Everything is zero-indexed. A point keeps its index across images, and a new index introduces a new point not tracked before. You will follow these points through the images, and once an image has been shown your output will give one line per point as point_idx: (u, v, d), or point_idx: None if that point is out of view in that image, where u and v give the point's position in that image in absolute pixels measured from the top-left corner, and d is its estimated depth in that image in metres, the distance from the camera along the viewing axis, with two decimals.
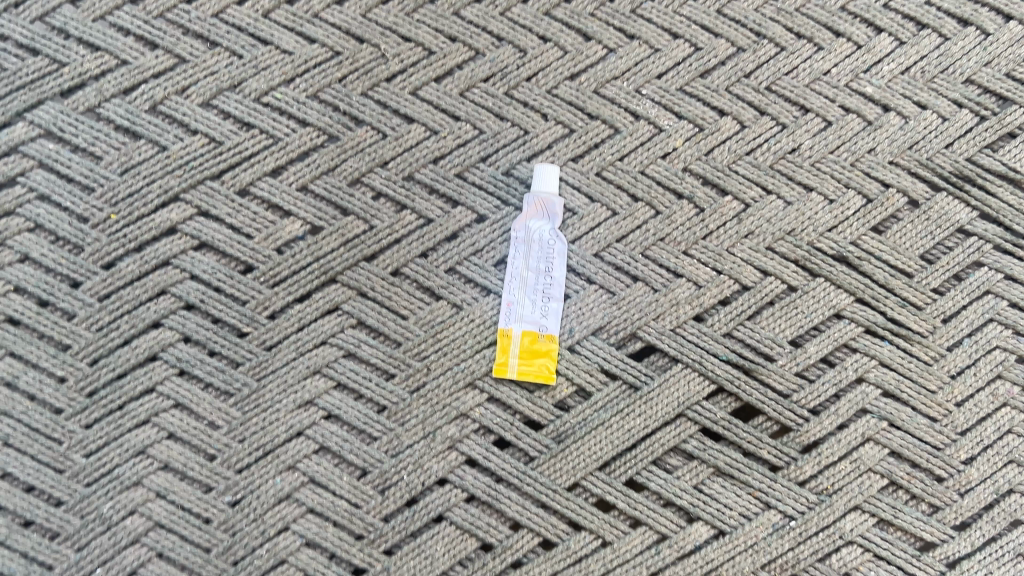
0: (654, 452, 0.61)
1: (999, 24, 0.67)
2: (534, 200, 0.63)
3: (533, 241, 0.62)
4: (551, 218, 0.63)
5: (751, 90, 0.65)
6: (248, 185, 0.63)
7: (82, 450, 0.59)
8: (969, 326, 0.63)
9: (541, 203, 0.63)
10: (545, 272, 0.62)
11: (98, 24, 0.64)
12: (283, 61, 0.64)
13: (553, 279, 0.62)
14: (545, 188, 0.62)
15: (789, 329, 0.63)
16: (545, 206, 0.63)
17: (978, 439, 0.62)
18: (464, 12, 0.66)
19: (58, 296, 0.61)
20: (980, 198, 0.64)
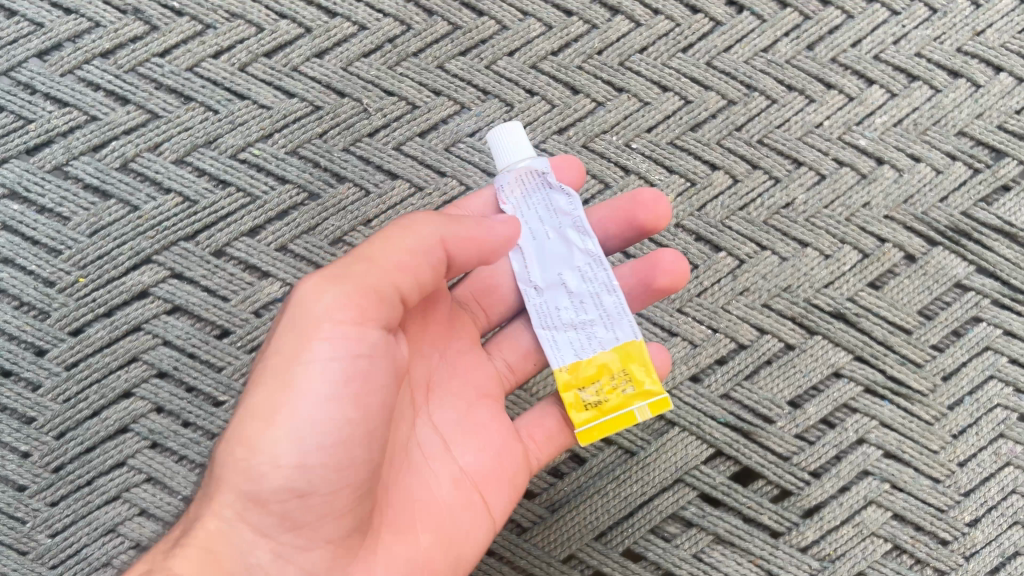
0: (651, 520, 0.59)
1: (989, 75, 0.66)
2: (505, 174, 0.55)
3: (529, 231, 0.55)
4: (556, 188, 0.55)
5: (743, 143, 0.64)
6: (224, 246, 0.60)
7: (47, 529, 0.56)
8: (969, 383, 0.62)
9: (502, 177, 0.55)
10: (579, 262, 0.55)
11: (67, 79, 0.61)
12: (261, 116, 0.62)
13: (607, 274, 0.54)
14: (515, 150, 0.54)
15: (788, 389, 0.61)
16: (523, 169, 0.55)
17: (983, 500, 0.61)
18: (449, 65, 0.64)
19: (23, 364, 0.58)
20: (977, 252, 0.63)
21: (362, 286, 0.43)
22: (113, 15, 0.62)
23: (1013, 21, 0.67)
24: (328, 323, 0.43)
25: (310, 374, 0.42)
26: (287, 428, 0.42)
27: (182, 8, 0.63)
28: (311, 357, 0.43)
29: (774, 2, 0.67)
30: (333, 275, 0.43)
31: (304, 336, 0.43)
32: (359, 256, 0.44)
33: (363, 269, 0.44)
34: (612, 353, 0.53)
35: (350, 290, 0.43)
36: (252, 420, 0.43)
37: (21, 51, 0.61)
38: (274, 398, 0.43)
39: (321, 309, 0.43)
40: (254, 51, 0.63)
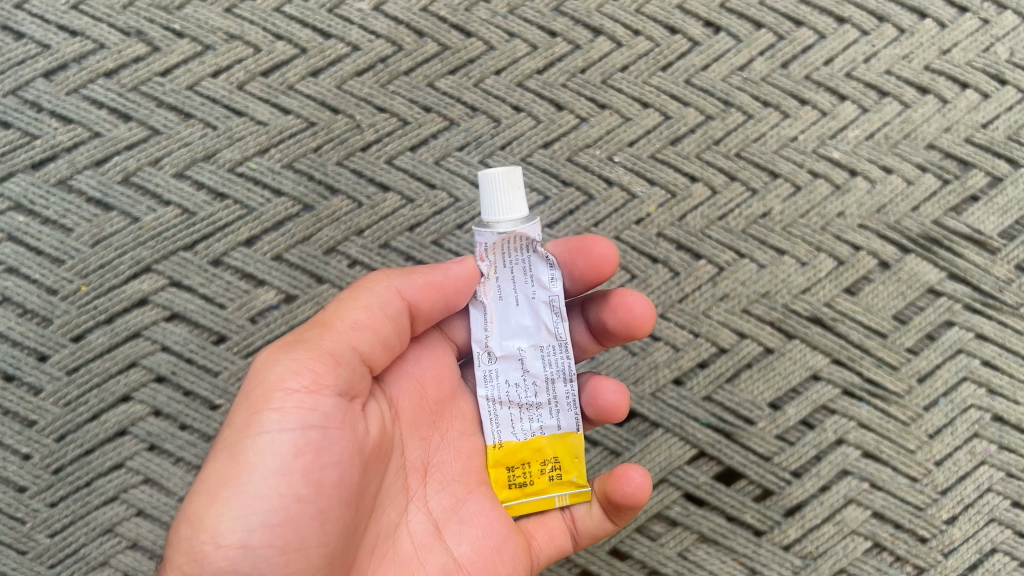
0: (636, 519, 0.61)
1: (956, 91, 0.69)
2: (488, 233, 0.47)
3: (501, 297, 0.50)
4: (542, 257, 0.49)
5: (721, 156, 0.67)
6: (222, 255, 0.62)
7: (46, 529, 0.58)
8: (944, 385, 0.64)
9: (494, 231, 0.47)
10: (547, 343, 0.51)
11: (72, 97, 0.64)
12: (258, 132, 0.64)
13: (567, 362, 0.51)
14: (509, 199, 0.46)
15: (768, 391, 0.63)
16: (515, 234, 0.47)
17: (960, 498, 0.62)
18: (439, 83, 0.66)
19: (25, 369, 0.60)
20: (948, 259, 0.66)
21: (316, 352, 0.44)
22: (116, 37, 0.65)
23: (978, 39, 0.70)
24: (281, 393, 0.43)
25: (261, 448, 0.42)
26: (232, 502, 0.41)
27: (183, 29, 0.65)
28: (261, 430, 0.42)
29: (750, 23, 0.69)
30: (293, 346, 0.45)
31: (257, 407, 0.43)
32: (317, 326, 0.46)
33: (315, 334, 0.45)
34: (548, 438, 0.51)
35: (304, 359, 0.44)
36: (204, 500, 0.42)
37: (28, 71, 0.64)
38: (224, 472, 0.42)
39: (278, 379, 0.43)
40: (252, 70, 0.65)
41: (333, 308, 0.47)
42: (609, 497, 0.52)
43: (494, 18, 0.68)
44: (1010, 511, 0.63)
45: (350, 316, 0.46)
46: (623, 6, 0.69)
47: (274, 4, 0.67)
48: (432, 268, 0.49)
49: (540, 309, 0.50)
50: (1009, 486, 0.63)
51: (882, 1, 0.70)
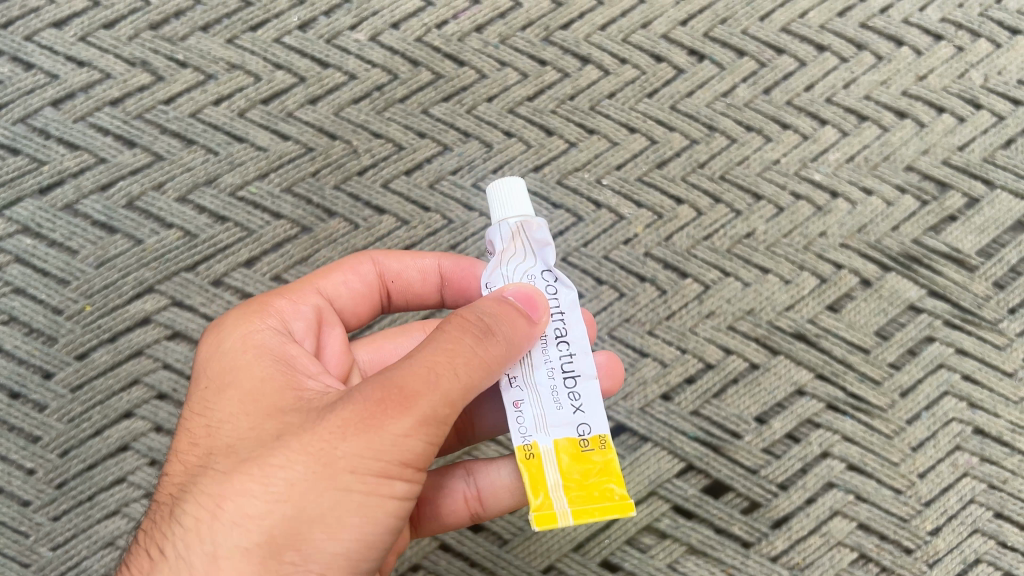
0: (627, 531, 0.62)
1: (933, 115, 0.71)
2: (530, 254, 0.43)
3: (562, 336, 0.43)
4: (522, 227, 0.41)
5: (706, 179, 0.69)
6: (221, 276, 0.64)
7: (49, 543, 0.59)
8: (926, 399, 0.65)
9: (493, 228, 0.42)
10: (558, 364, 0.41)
11: (79, 125, 0.66)
12: (258, 157, 0.67)
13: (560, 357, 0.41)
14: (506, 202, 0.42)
15: (754, 406, 0.65)
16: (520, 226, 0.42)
17: (943, 510, 0.63)
18: (433, 110, 0.69)
19: (31, 387, 0.62)
20: (927, 277, 0.68)
21: (442, 424, 0.39)
22: (122, 67, 0.68)
23: (953, 66, 0.72)
24: (410, 464, 0.39)
25: (381, 506, 0.39)
26: (345, 546, 0.38)
27: (186, 60, 0.68)
28: (388, 492, 0.39)
29: (732, 52, 0.72)
30: (415, 407, 0.38)
31: (386, 468, 0.38)
32: (442, 391, 0.38)
33: (449, 412, 0.39)
34: (571, 441, 0.40)
35: (433, 427, 0.39)
36: (294, 538, 0.38)
37: (37, 100, 0.67)
38: (337, 515, 0.38)
39: (410, 449, 0.38)
40: (252, 98, 0.68)
41: (440, 363, 0.39)
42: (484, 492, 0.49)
43: (486, 49, 0.71)
44: (994, 522, 0.64)
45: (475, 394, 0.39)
46: (611, 36, 0.72)
47: (275, 35, 0.70)
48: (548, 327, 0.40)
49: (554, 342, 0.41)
50: (992, 497, 0.64)
51: (859, 30, 0.73)
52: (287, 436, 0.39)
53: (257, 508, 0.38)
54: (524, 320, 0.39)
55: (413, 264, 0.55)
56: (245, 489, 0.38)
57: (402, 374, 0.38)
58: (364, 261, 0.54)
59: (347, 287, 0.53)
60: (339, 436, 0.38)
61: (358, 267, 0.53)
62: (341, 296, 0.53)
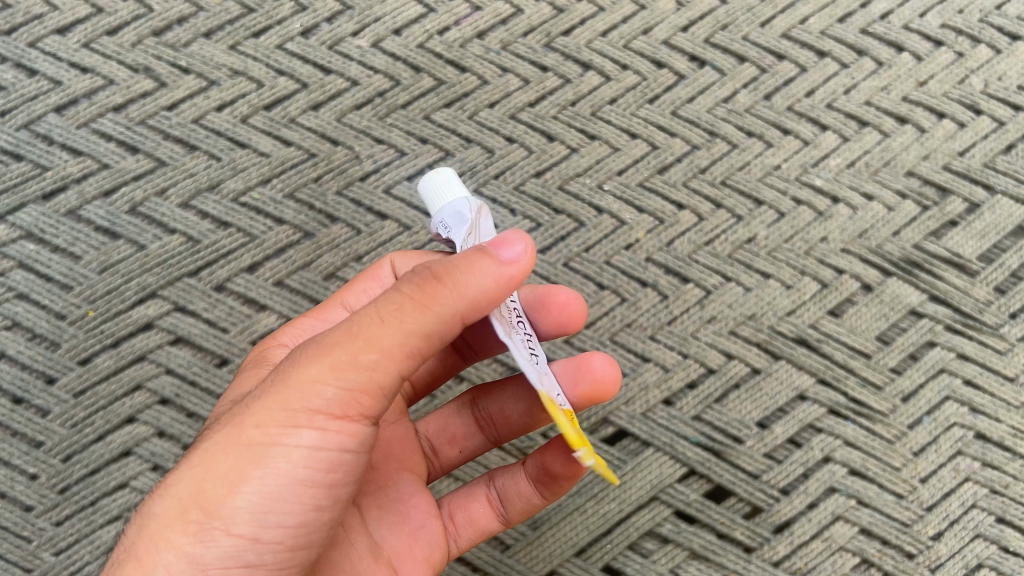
0: (629, 536, 0.62)
1: (933, 121, 0.71)
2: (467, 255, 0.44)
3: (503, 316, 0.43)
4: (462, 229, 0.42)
5: (707, 184, 0.69)
6: (224, 281, 0.64)
7: (51, 548, 0.59)
8: (927, 404, 0.65)
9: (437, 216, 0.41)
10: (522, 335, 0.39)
11: (82, 131, 0.66)
12: (260, 163, 0.67)
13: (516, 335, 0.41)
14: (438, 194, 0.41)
15: (755, 411, 0.65)
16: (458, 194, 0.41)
17: (945, 514, 0.63)
18: (435, 116, 0.69)
19: (34, 392, 0.62)
20: (928, 282, 0.68)
21: (356, 376, 0.36)
22: (125, 73, 0.68)
23: (953, 71, 0.72)
24: (323, 412, 0.37)
25: (292, 457, 0.37)
26: (249, 500, 0.37)
27: (189, 66, 0.68)
28: (296, 441, 0.37)
29: (733, 58, 0.72)
30: (330, 353, 0.37)
31: (291, 417, 0.37)
32: (360, 336, 0.36)
33: (369, 357, 0.36)
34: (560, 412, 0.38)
35: (347, 372, 0.36)
36: (201, 496, 0.38)
37: (40, 106, 0.67)
38: (240, 469, 0.37)
39: (319, 396, 0.36)
40: (254, 104, 0.68)
41: (362, 318, 0.37)
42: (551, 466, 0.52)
43: (487, 55, 0.71)
44: (995, 527, 0.64)
45: (407, 344, 0.36)
46: (612, 42, 0.72)
47: (277, 41, 0.70)
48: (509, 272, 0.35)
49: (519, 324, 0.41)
50: (993, 502, 0.64)
51: (859, 36, 0.73)
52: (234, 405, 0.40)
53: (183, 468, 0.39)
54: (488, 262, 0.35)
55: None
56: (187, 456, 0.40)
57: (326, 335, 0.38)
58: (384, 270, 0.55)
59: (370, 294, 0.54)
60: (260, 394, 0.38)
61: (378, 273, 0.54)
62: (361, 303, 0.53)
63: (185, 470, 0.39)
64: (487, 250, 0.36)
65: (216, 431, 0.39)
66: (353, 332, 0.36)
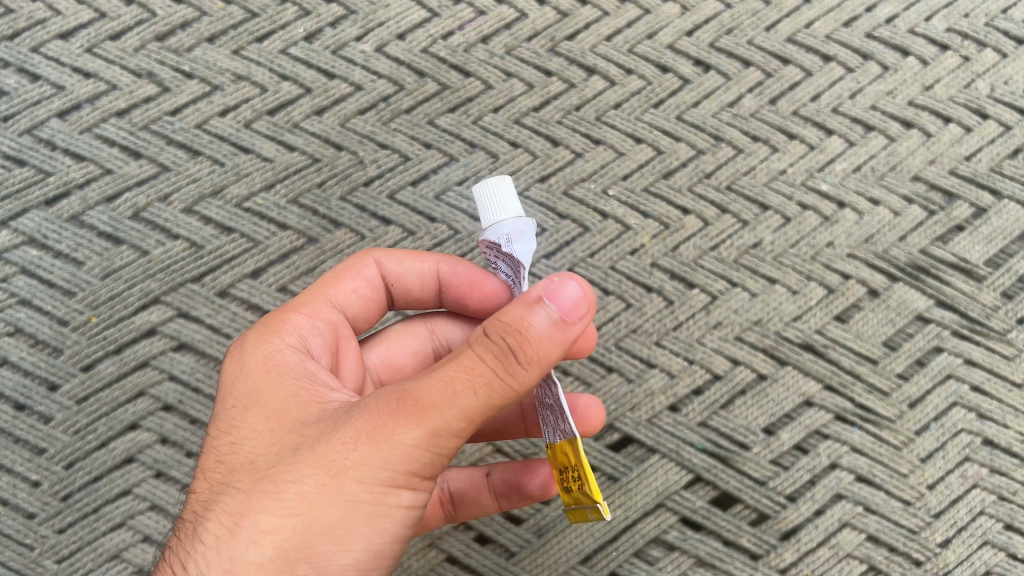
0: (634, 543, 0.62)
1: (939, 125, 0.71)
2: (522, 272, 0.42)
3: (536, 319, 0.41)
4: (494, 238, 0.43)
5: (713, 189, 0.69)
6: (227, 287, 0.64)
7: (53, 556, 0.59)
8: (935, 410, 0.65)
9: (497, 233, 0.42)
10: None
11: (85, 136, 0.66)
12: (264, 168, 0.66)
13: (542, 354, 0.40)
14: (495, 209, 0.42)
15: (762, 417, 0.64)
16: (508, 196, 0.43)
17: (953, 521, 0.63)
18: (439, 121, 0.69)
19: (37, 399, 0.61)
20: (935, 287, 0.67)
21: (454, 438, 0.39)
22: (128, 78, 0.68)
23: (959, 76, 0.72)
24: (417, 471, 0.39)
25: (386, 513, 0.39)
26: (353, 557, 0.39)
27: (192, 71, 0.68)
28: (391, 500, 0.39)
29: (738, 62, 0.72)
30: (427, 418, 0.38)
31: (393, 479, 0.38)
32: (463, 401, 0.38)
33: (461, 425, 0.38)
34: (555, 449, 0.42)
35: (443, 437, 0.38)
36: (305, 550, 0.37)
37: (43, 111, 0.67)
38: (343, 526, 0.38)
39: (417, 460, 0.38)
40: (258, 109, 0.68)
41: (457, 377, 0.38)
42: (519, 488, 0.56)
43: (491, 59, 0.71)
44: (1004, 533, 0.63)
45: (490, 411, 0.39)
46: (616, 47, 0.72)
47: (280, 46, 0.70)
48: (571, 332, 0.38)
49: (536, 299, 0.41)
50: (1002, 509, 0.64)
51: (865, 40, 0.73)
52: (303, 448, 0.39)
53: (273, 517, 0.38)
54: (562, 323, 0.38)
55: (412, 268, 0.54)
56: (267, 502, 0.38)
57: (419, 389, 0.38)
58: (368, 265, 0.53)
59: (354, 292, 0.52)
60: (350, 444, 0.38)
61: (361, 269, 0.53)
62: (350, 302, 0.52)
63: (270, 521, 0.38)
64: (541, 310, 0.38)
65: (296, 480, 0.38)
66: (454, 387, 0.38)
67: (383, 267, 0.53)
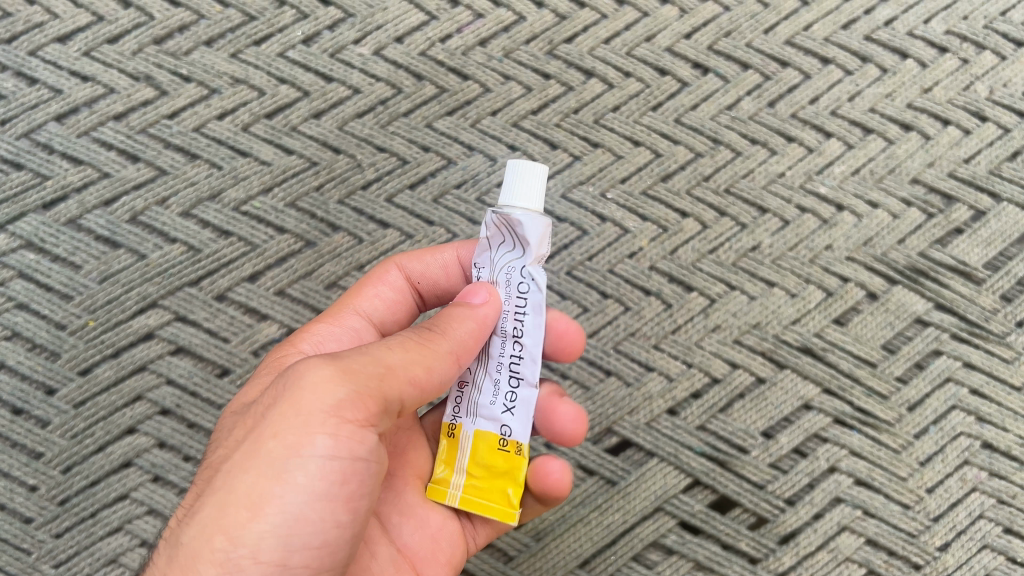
0: (633, 547, 0.62)
1: (938, 128, 0.71)
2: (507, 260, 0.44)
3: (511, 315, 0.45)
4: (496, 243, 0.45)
5: (711, 192, 0.69)
6: (225, 290, 0.64)
7: (51, 560, 0.59)
8: (934, 413, 0.65)
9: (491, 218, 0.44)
10: (515, 299, 0.44)
11: (83, 139, 0.66)
12: (262, 172, 0.66)
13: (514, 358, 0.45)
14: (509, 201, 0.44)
15: (761, 420, 0.64)
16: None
17: (952, 525, 0.63)
18: (437, 124, 0.69)
19: (34, 403, 0.61)
20: (934, 290, 0.67)
21: (369, 388, 0.39)
22: (125, 81, 0.67)
23: (958, 78, 0.72)
24: (335, 418, 0.38)
25: (307, 469, 0.38)
26: (273, 521, 0.37)
27: (189, 74, 0.68)
28: (310, 450, 0.38)
29: (737, 64, 0.72)
30: (335, 363, 0.40)
31: (307, 424, 0.38)
32: (370, 358, 0.41)
33: (376, 371, 0.40)
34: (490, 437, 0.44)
35: (356, 376, 0.39)
36: (224, 517, 0.37)
37: (40, 115, 0.66)
38: (260, 485, 0.38)
39: (330, 401, 0.38)
40: (256, 113, 0.68)
41: (376, 352, 0.41)
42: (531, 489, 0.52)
43: (489, 62, 0.71)
44: (1003, 537, 0.63)
45: (410, 367, 0.41)
46: (615, 49, 0.72)
47: (278, 49, 0.69)
48: (483, 308, 0.44)
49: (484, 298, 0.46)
50: (1001, 512, 0.64)
51: (863, 43, 0.73)
52: (243, 432, 0.42)
53: (205, 496, 0.39)
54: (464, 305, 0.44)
55: (433, 262, 0.55)
56: (202, 489, 0.40)
57: (336, 357, 0.41)
58: (390, 271, 0.56)
59: (379, 297, 0.55)
60: (273, 413, 0.40)
61: (383, 275, 0.56)
62: (373, 308, 0.55)
63: (204, 500, 0.39)
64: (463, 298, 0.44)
65: (231, 459, 0.40)
66: (371, 355, 0.41)
67: (407, 266, 0.55)
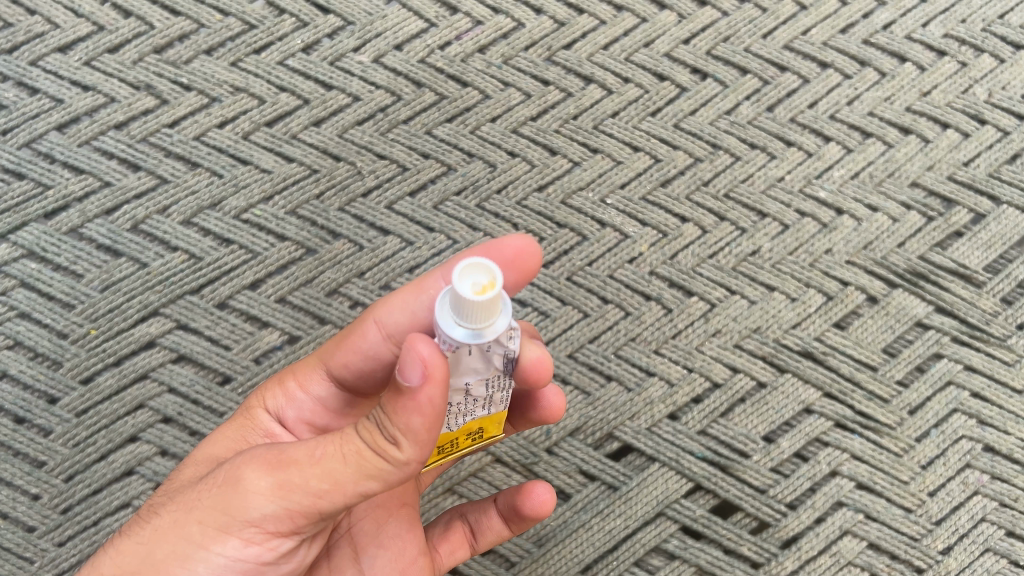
0: (635, 552, 0.62)
1: (937, 131, 0.71)
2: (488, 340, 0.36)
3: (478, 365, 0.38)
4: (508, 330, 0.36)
5: (710, 197, 0.69)
6: (226, 298, 0.64)
7: (54, 569, 0.59)
8: (935, 417, 0.65)
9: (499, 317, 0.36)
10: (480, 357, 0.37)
11: (84, 149, 0.66)
12: (263, 179, 0.67)
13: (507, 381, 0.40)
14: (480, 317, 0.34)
15: (762, 425, 0.64)
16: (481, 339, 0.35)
17: (954, 529, 0.63)
18: (436, 131, 0.69)
19: (35, 412, 0.61)
20: (935, 293, 0.67)
21: (299, 504, 0.39)
22: (126, 91, 0.68)
23: (957, 81, 0.72)
24: (254, 527, 0.40)
25: (215, 562, 0.41)
26: None
27: (190, 83, 0.68)
28: (222, 548, 0.41)
29: (735, 69, 0.72)
30: (275, 472, 0.39)
31: (227, 523, 0.40)
32: (314, 465, 0.39)
33: (313, 487, 0.39)
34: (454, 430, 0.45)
35: (290, 495, 0.39)
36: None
37: (41, 125, 0.67)
38: (174, 565, 0.41)
39: (257, 514, 0.40)
40: (256, 121, 0.68)
41: (331, 451, 0.38)
42: (515, 509, 0.53)
43: (489, 69, 0.71)
44: (1005, 540, 0.63)
45: (359, 483, 0.38)
46: (614, 55, 0.72)
47: (278, 58, 0.70)
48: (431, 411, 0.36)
49: (493, 359, 0.37)
50: (1003, 516, 0.64)
51: (861, 47, 0.73)
52: (200, 483, 0.44)
53: (143, 536, 0.43)
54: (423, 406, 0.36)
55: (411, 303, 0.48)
56: (146, 523, 0.44)
57: (289, 450, 0.40)
58: (370, 331, 0.49)
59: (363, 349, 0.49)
60: (213, 491, 0.42)
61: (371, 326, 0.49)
62: (343, 373, 0.50)
63: (138, 545, 0.43)
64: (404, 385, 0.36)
65: (174, 512, 0.43)
66: (313, 460, 0.39)
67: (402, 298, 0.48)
